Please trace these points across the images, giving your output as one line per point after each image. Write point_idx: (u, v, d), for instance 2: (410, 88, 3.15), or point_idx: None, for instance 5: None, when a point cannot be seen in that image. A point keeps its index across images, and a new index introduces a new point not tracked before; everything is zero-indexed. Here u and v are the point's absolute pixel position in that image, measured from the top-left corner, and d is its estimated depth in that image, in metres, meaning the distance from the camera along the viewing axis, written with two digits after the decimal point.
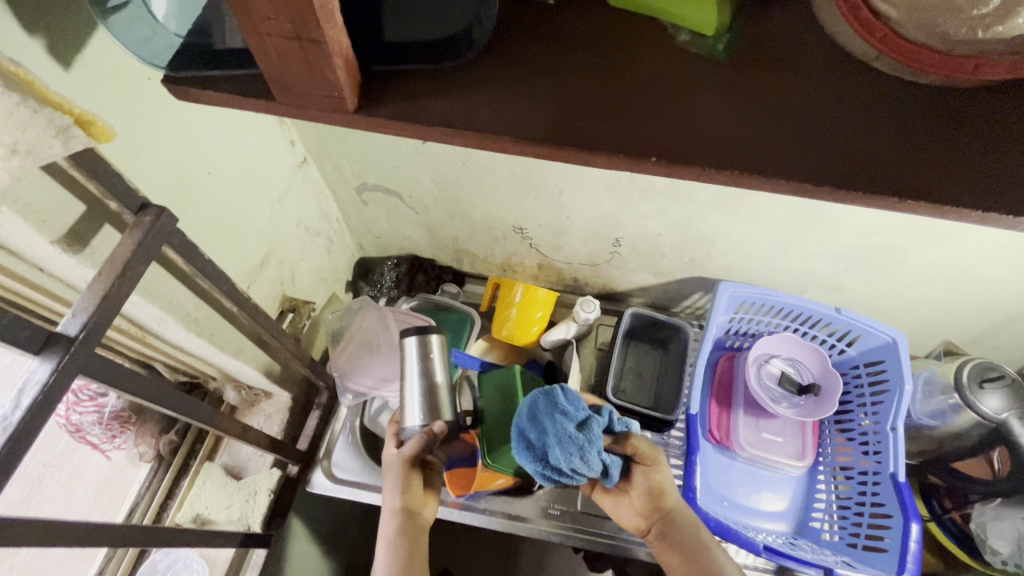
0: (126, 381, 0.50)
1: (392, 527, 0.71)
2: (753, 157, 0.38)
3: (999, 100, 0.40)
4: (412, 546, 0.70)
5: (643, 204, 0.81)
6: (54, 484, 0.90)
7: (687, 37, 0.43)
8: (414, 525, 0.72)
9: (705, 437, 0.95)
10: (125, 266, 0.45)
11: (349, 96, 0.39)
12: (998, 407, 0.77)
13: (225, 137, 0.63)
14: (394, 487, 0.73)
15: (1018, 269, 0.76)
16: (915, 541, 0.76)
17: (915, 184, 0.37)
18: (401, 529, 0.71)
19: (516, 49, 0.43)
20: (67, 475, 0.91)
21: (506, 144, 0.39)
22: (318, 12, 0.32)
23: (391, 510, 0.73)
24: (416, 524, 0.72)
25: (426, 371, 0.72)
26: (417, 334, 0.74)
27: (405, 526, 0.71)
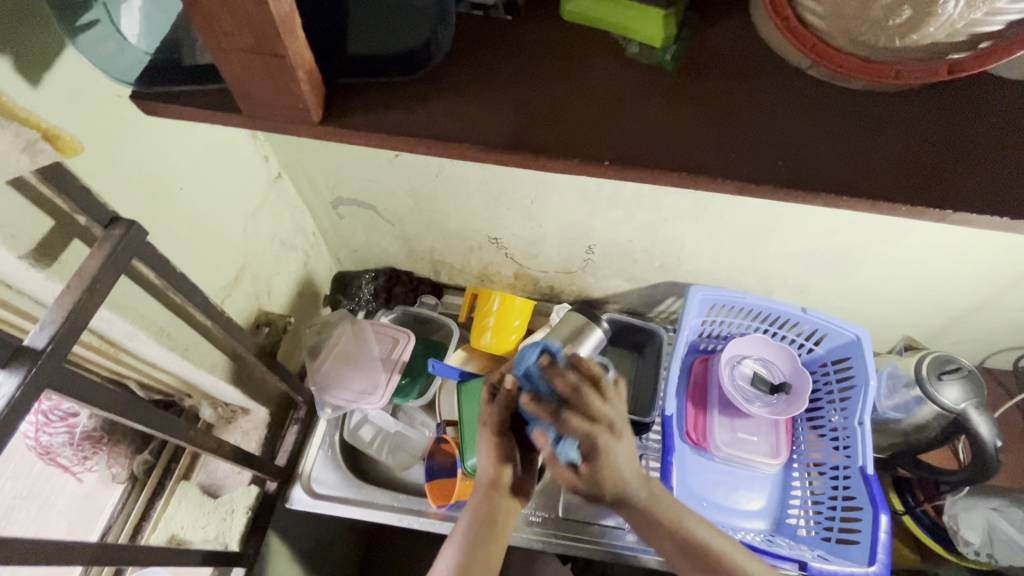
0: (95, 396, 0.50)
1: (479, 501, 0.63)
2: (700, 160, 0.40)
3: (921, 104, 0.43)
4: (494, 530, 0.62)
5: (613, 212, 0.84)
6: (24, 516, 0.87)
7: (637, 49, 0.45)
8: (503, 507, 0.63)
9: (682, 439, 0.96)
10: (94, 278, 0.45)
11: (314, 108, 0.41)
12: (957, 398, 0.79)
13: (197, 152, 0.63)
14: (485, 455, 0.63)
15: (968, 266, 0.80)
16: (885, 531, 0.79)
17: (848, 182, 0.40)
18: (487, 506, 0.62)
19: (476, 62, 0.45)
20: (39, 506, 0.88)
21: (468, 152, 0.41)
22: (278, 25, 0.34)
23: (486, 481, 0.63)
24: (501, 506, 0.63)
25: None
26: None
27: (490, 508, 0.62)
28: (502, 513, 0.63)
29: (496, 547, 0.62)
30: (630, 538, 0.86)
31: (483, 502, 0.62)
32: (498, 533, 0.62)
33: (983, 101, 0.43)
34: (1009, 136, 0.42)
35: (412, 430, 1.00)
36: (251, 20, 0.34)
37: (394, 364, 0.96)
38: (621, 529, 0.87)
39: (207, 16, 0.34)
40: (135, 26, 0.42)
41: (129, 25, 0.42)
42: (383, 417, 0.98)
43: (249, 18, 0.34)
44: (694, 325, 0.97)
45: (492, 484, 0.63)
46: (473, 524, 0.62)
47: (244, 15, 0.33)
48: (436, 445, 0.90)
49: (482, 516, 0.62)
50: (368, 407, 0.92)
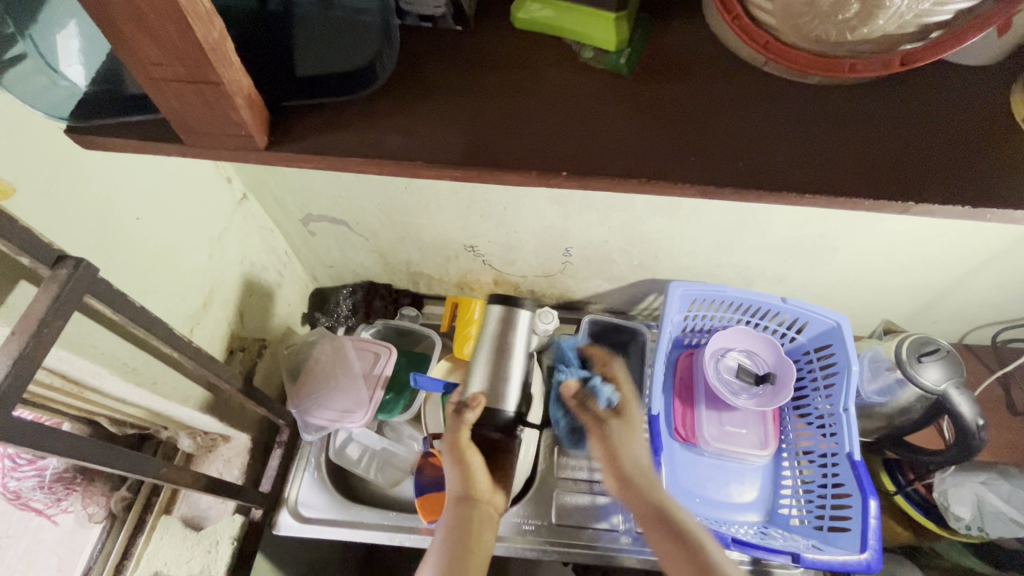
0: (50, 442, 0.48)
1: (450, 518, 0.65)
2: (657, 164, 0.40)
3: (876, 93, 0.43)
4: (469, 539, 0.63)
5: (587, 214, 0.83)
6: (12, 554, 0.86)
7: (592, 54, 0.45)
8: (473, 517, 0.65)
9: (671, 435, 0.96)
10: (41, 322, 0.43)
11: (257, 134, 0.40)
12: (937, 378, 0.79)
13: (150, 180, 0.62)
14: (453, 472, 0.67)
15: (941, 247, 0.80)
16: (875, 517, 0.79)
17: (807, 178, 0.39)
18: (458, 521, 0.64)
19: (424, 76, 0.44)
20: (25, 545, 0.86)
21: (417, 169, 0.41)
22: (209, 55, 0.33)
23: (456, 497, 0.66)
24: (472, 516, 0.65)
25: (501, 345, 0.72)
26: (501, 304, 0.73)
27: (461, 517, 0.64)
28: (475, 524, 0.64)
29: (472, 559, 0.61)
30: (624, 540, 0.85)
31: (455, 514, 0.65)
32: (473, 542, 0.63)
33: (939, 90, 0.43)
34: (964, 124, 0.41)
35: (399, 446, 0.98)
36: (179, 51, 0.32)
37: (377, 379, 0.94)
38: (615, 532, 0.86)
39: (132, 50, 0.33)
40: (72, 55, 0.42)
41: (64, 56, 0.41)
42: (367, 434, 0.96)
43: (176, 49, 0.32)
44: (676, 321, 0.96)
45: (458, 494, 0.66)
46: (448, 537, 0.63)
47: (170, 46, 0.32)
48: (423, 459, 0.88)
49: (455, 530, 0.63)
50: (352, 425, 0.90)
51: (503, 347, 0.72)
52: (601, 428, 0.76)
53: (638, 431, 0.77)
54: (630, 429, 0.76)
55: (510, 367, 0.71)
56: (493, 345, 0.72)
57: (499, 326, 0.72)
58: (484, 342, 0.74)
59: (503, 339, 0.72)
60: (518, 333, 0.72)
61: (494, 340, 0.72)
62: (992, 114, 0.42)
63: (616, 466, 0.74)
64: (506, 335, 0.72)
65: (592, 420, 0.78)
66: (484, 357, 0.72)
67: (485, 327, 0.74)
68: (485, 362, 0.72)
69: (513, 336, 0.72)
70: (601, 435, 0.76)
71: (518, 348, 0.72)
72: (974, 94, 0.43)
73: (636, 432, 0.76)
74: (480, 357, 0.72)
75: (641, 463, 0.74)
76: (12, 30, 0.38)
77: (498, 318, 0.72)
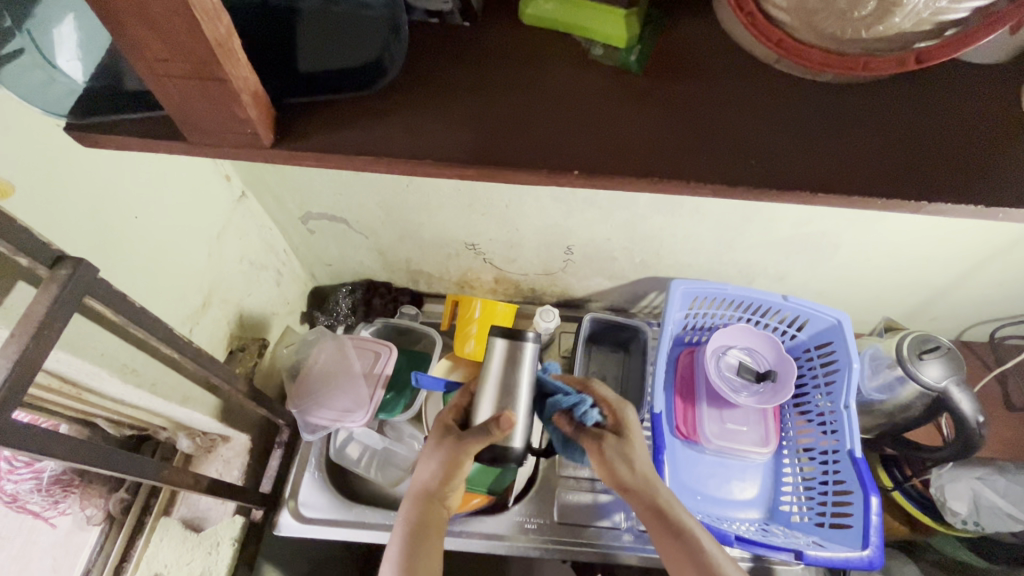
0: (50, 445, 0.47)
1: (411, 509, 0.65)
2: (669, 163, 0.39)
3: (887, 92, 0.43)
4: (429, 534, 0.63)
5: (590, 212, 0.82)
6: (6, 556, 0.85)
7: (601, 51, 0.44)
8: (434, 512, 0.65)
9: (673, 433, 0.96)
10: (40, 324, 0.42)
11: (264, 132, 0.39)
12: (938, 376, 0.80)
13: (148, 178, 0.61)
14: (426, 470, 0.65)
15: (942, 245, 0.81)
16: (876, 514, 0.79)
17: (821, 177, 0.39)
18: (419, 513, 0.64)
19: (432, 72, 0.43)
20: (19, 546, 0.85)
21: (426, 167, 0.40)
22: (215, 51, 0.32)
23: (422, 493, 0.65)
24: (432, 513, 0.65)
25: (504, 383, 0.61)
26: (506, 338, 0.61)
27: (424, 511, 0.64)
28: (433, 519, 0.65)
29: (429, 554, 0.62)
30: (626, 538, 0.85)
31: (418, 509, 0.65)
32: (431, 536, 0.63)
33: (949, 88, 0.43)
34: (974, 123, 0.41)
35: (400, 446, 0.97)
36: (183, 46, 0.32)
37: (377, 378, 0.93)
38: (617, 530, 0.86)
39: (136, 45, 0.32)
40: (71, 51, 0.41)
41: (62, 52, 0.41)
42: (368, 434, 0.96)
43: (180, 45, 0.31)
44: (677, 319, 0.96)
45: (425, 489, 0.65)
46: (409, 529, 0.63)
47: (176, 41, 0.31)
48: None
49: (415, 524, 0.64)
50: (352, 425, 0.90)
51: (507, 384, 0.61)
52: (600, 448, 0.65)
53: (637, 440, 0.67)
54: (629, 443, 0.66)
55: (524, 398, 0.61)
56: (501, 379, 0.61)
57: (502, 363, 0.61)
58: (489, 378, 0.62)
59: (511, 375, 0.61)
60: (529, 365, 0.62)
61: (500, 375, 0.61)
62: (1003, 112, 0.42)
63: (616, 479, 0.65)
64: (515, 374, 0.61)
65: (588, 442, 0.66)
66: (496, 394, 0.61)
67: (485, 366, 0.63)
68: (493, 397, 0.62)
69: (519, 377, 0.61)
70: (599, 453, 0.65)
71: (528, 381, 0.62)
72: (985, 93, 0.42)
73: (635, 445, 0.67)
74: (484, 395, 0.62)
75: (644, 472, 0.65)
76: (9, 25, 0.38)
77: (503, 354, 0.61)
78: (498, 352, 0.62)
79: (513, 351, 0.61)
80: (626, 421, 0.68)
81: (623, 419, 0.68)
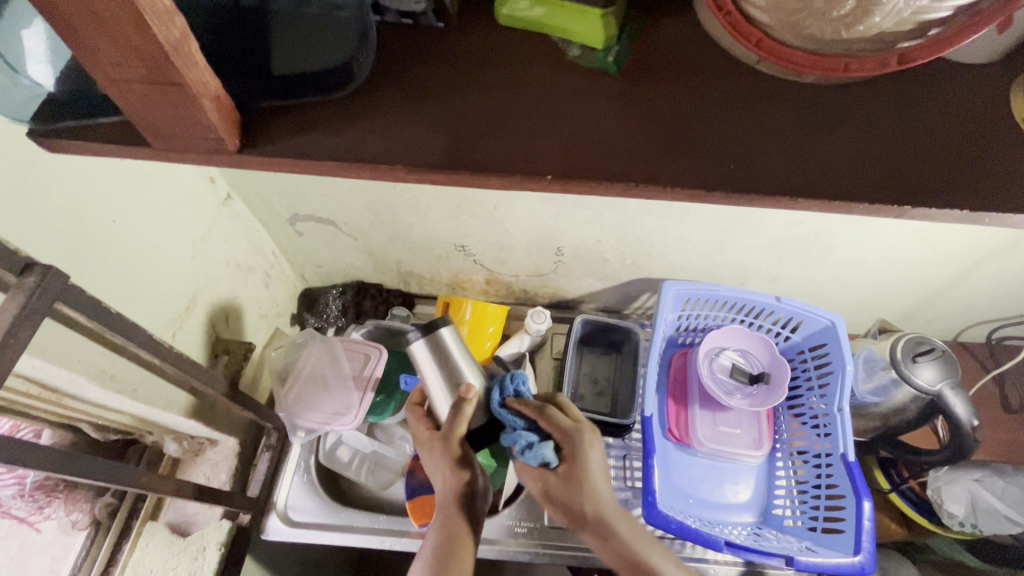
0: (21, 455, 0.47)
1: (442, 518, 0.58)
2: (645, 166, 0.38)
3: (872, 94, 0.41)
4: (462, 539, 0.57)
5: (579, 214, 0.81)
6: None
7: (578, 52, 0.43)
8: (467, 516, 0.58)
9: (664, 436, 0.95)
10: (7, 332, 0.42)
11: (227, 136, 0.39)
12: (932, 379, 0.78)
13: (126, 181, 0.60)
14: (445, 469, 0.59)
15: (939, 246, 0.79)
16: (869, 519, 0.78)
17: (800, 182, 0.38)
18: (450, 522, 0.57)
19: (404, 73, 0.43)
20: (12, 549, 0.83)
21: (396, 172, 0.39)
22: (170, 56, 0.31)
23: (449, 498, 0.58)
24: (460, 517, 0.58)
25: (447, 369, 0.58)
26: (424, 331, 0.58)
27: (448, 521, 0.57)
28: (464, 527, 0.58)
29: (465, 563, 0.56)
30: None
31: (444, 516, 0.58)
32: (464, 540, 0.57)
33: (936, 90, 0.42)
34: (961, 126, 0.40)
35: (390, 448, 0.97)
36: (136, 51, 0.31)
37: (366, 381, 0.92)
38: None
39: (89, 51, 0.31)
40: (38, 55, 0.40)
41: (29, 55, 0.40)
42: (358, 437, 0.95)
43: (133, 50, 0.31)
44: (670, 320, 0.95)
45: (451, 493, 0.58)
46: (440, 541, 0.57)
47: (129, 46, 0.31)
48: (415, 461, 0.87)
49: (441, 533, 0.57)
50: (342, 428, 0.89)
51: (448, 370, 0.58)
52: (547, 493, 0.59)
53: (598, 475, 0.57)
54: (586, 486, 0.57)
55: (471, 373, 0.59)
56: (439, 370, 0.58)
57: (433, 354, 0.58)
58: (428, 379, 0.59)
59: (446, 363, 0.58)
60: (458, 346, 0.60)
61: (435, 367, 0.58)
62: (991, 114, 0.41)
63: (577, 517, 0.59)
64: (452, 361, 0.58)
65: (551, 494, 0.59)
66: (444, 385, 0.58)
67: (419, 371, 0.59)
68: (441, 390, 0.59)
69: (455, 357, 0.59)
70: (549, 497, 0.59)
71: (463, 356, 0.59)
72: (973, 95, 0.41)
73: (594, 483, 0.57)
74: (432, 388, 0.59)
75: (605, 512, 0.58)
76: None
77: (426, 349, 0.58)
78: (421, 353, 0.59)
79: (438, 342, 0.58)
80: (582, 458, 0.57)
81: (576, 460, 0.57)
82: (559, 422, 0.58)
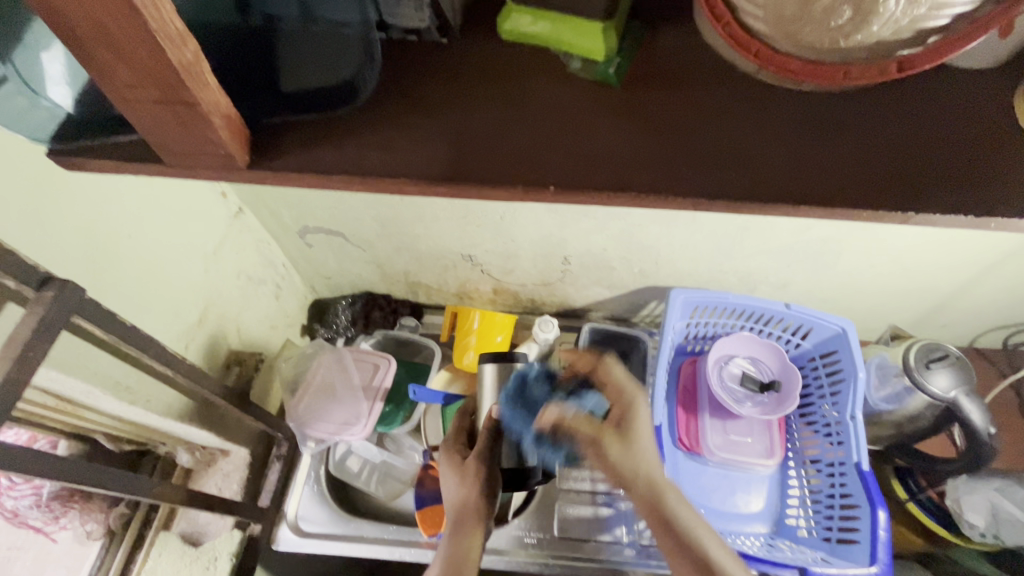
0: (38, 466, 0.48)
1: (449, 525, 0.60)
2: (646, 176, 0.39)
3: (872, 101, 0.42)
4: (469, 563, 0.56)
5: (585, 222, 0.81)
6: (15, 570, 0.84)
7: (579, 64, 0.44)
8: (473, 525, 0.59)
9: (675, 445, 0.94)
10: (26, 345, 0.43)
11: (238, 152, 0.40)
12: (947, 386, 0.77)
13: (142, 197, 0.61)
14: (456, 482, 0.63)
15: (950, 251, 0.78)
16: (883, 529, 0.77)
17: (801, 191, 0.38)
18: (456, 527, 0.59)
19: (409, 89, 0.44)
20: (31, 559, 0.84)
21: (403, 185, 0.40)
22: (183, 77, 0.33)
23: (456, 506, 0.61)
24: (471, 540, 0.58)
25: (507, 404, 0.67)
26: (496, 362, 0.68)
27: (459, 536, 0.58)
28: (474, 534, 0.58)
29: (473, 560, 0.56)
30: (628, 553, 0.83)
31: (454, 527, 0.59)
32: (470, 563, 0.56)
33: (935, 96, 0.42)
34: (964, 132, 0.40)
35: (399, 457, 0.97)
36: (151, 73, 0.32)
37: (376, 391, 0.93)
38: (619, 544, 0.84)
39: (105, 73, 0.33)
40: (58, 78, 0.40)
41: (49, 80, 0.40)
42: (367, 447, 0.95)
43: (148, 72, 0.32)
44: (678, 328, 0.95)
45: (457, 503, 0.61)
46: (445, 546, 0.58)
47: (144, 68, 0.32)
48: (423, 472, 0.89)
49: (449, 543, 0.58)
50: (351, 438, 0.89)
51: None
52: (595, 447, 0.57)
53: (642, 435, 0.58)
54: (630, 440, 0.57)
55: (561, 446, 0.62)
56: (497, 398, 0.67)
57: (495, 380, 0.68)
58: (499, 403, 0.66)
59: (505, 392, 0.67)
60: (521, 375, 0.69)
61: (495, 393, 0.67)
62: (991, 120, 0.41)
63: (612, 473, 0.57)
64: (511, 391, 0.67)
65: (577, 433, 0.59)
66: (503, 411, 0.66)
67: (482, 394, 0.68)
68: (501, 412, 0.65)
69: None
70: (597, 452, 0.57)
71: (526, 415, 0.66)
72: (974, 101, 0.41)
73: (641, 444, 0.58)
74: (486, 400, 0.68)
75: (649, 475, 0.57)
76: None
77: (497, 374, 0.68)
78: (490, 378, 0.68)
79: (507, 370, 0.68)
80: (633, 417, 0.59)
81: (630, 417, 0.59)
82: (612, 374, 0.64)
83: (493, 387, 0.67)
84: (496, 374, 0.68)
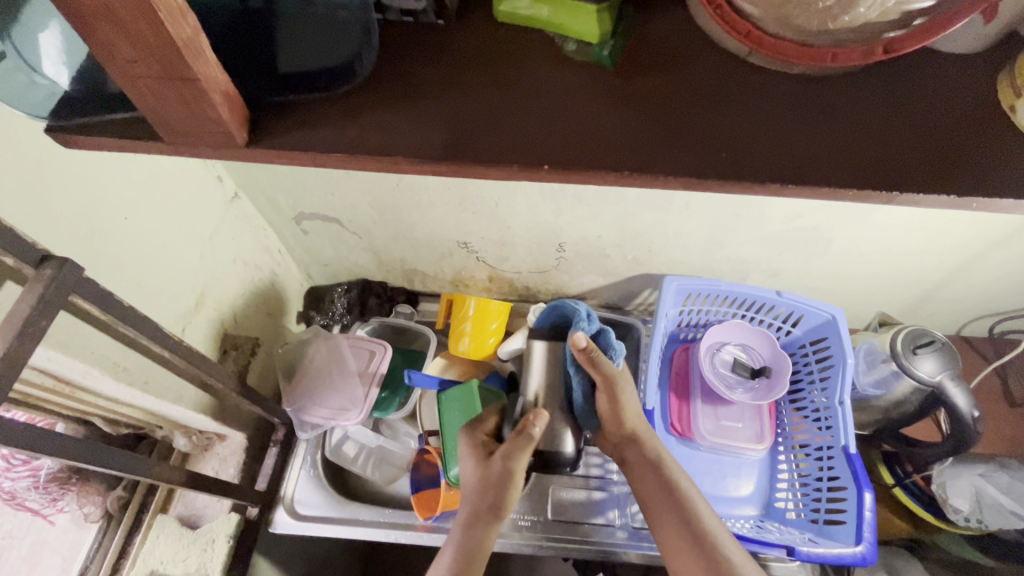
0: (40, 443, 0.49)
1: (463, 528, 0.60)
2: (640, 156, 0.40)
3: (860, 83, 0.42)
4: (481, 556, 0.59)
5: (580, 209, 0.82)
6: (15, 555, 0.85)
7: (574, 46, 0.44)
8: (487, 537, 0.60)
9: (667, 430, 0.95)
10: (25, 322, 0.43)
11: (236, 130, 0.40)
12: (933, 370, 0.78)
13: (138, 179, 0.62)
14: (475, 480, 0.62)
15: (939, 239, 0.79)
16: (869, 510, 0.78)
17: (791, 171, 0.39)
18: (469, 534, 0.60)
19: (404, 70, 0.44)
20: (29, 543, 0.84)
21: (400, 163, 0.41)
22: (182, 51, 0.33)
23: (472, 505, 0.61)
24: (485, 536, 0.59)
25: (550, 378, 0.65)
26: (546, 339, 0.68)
27: (476, 534, 0.59)
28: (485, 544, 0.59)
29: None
30: (621, 535, 0.85)
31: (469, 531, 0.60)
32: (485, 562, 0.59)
33: (923, 81, 0.43)
34: (946, 115, 0.41)
35: (395, 443, 0.99)
36: (151, 48, 0.33)
37: (372, 376, 0.94)
38: (611, 526, 0.85)
39: (105, 47, 0.33)
40: (54, 55, 0.42)
41: (47, 56, 0.41)
42: (363, 431, 0.96)
43: (148, 47, 0.33)
44: (671, 315, 0.96)
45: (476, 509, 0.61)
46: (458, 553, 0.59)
47: (142, 43, 0.32)
48: (419, 456, 0.91)
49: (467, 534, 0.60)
50: (347, 423, 0.90)
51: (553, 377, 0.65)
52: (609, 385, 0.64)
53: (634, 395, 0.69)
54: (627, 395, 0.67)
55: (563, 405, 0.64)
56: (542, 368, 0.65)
57: (545, 356, 0.66)
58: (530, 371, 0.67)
59: (550, 369, 0.65)
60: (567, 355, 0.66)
61: (542, 367, 0.66)
62: (975, 103, 0.42)
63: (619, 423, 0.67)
64: (554, 365, 0.66)
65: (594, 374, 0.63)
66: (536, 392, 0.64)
67: (529, 371, 0.66)
68: (542, 399, 0.64)
69: (562, 365, 0.66)
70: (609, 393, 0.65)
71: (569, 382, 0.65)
72: (955, 85, 0.42)
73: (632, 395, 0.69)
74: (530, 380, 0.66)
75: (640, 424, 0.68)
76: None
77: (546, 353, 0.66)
78: (541, 357, 0.67)
79: (554, 348, 0.66)
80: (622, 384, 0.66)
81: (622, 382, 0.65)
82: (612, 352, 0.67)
83: (541, 362, 0.66)
84: (545, 351, 0.67)
